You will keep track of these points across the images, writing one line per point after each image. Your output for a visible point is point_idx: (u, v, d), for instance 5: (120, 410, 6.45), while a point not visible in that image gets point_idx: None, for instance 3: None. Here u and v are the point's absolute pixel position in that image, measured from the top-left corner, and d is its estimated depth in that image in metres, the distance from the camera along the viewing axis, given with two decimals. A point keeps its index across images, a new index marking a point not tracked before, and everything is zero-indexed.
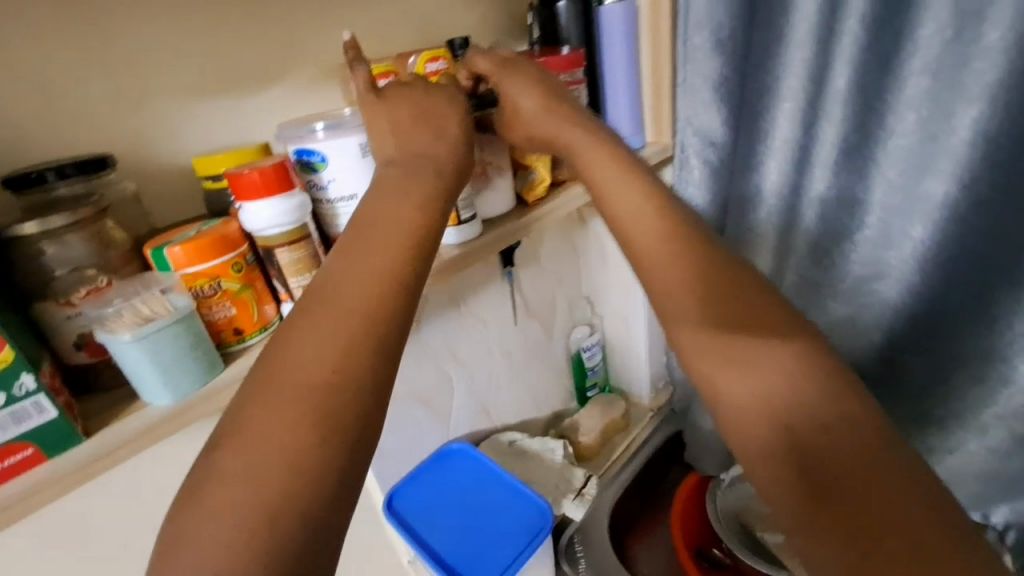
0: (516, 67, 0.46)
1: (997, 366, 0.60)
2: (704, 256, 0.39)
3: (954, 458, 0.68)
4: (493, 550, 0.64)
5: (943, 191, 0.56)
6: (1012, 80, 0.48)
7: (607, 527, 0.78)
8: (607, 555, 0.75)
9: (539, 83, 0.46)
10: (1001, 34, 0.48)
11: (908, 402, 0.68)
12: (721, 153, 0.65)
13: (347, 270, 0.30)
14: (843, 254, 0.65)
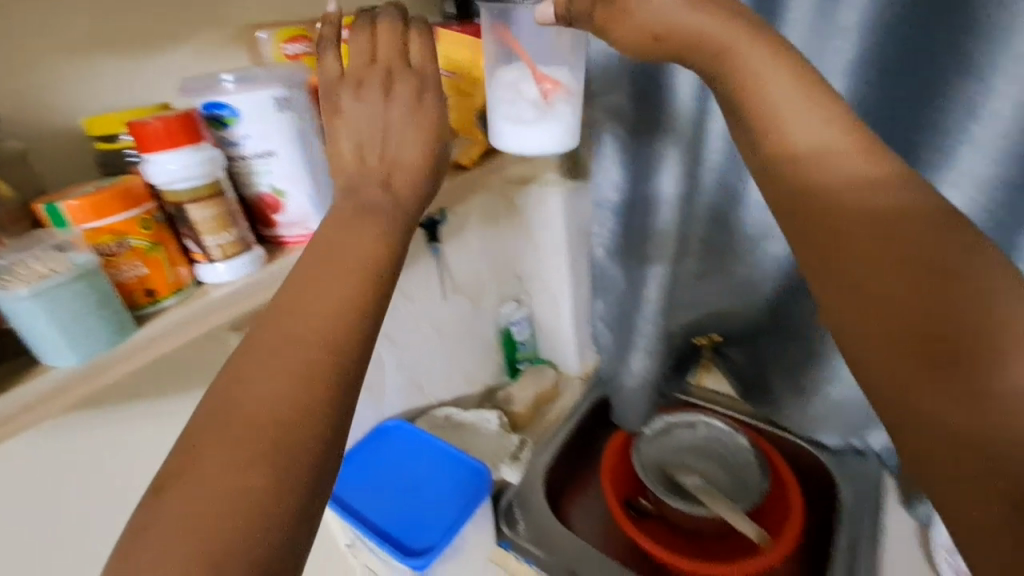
0: None
1: None
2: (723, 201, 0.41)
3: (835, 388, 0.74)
4: (429, 515, 0.65)
5: None
6: (865, 59, 0.55)
7: (541, 486, 0.82)
8: (542, 510, 0.79)
9: None
10: (855, 17, 0.53)
11: (798, 345, 0.76)
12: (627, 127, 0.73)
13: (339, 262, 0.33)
14: (737, 218, 0.73)
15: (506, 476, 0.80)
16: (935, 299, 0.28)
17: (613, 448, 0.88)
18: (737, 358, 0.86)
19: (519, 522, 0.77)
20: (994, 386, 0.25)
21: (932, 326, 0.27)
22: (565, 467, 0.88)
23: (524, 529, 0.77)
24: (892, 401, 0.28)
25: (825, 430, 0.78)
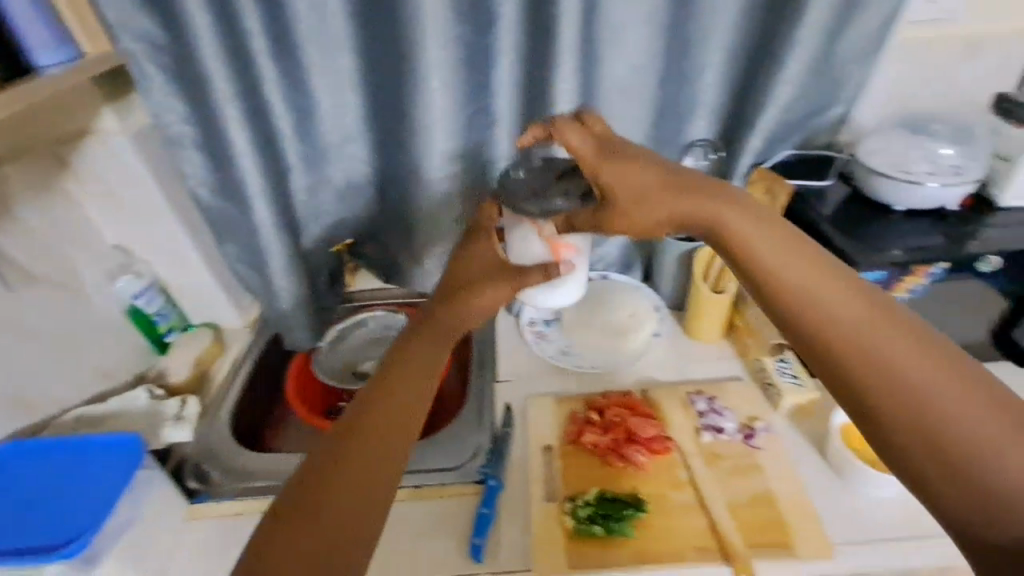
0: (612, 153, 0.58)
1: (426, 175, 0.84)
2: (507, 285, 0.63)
3: (439, 243, 0.92)
4: (70, 510, 0.65)
5: (348, 61, 0.78)
6: None
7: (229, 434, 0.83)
8: (231, 451, 0.80)
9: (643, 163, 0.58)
10: None
11: (399, 221, 0.91)
12: (169, 53, 0.73)
13: (386, 400, 0.56)
14: (315, 125, 0.83)
15: (174, 440, 0.73)
16: (884, 358, 0.49)
17: (294, 372, 0.95)
18: (372, 253, 0.98)
19: (211, 472, 0.77)
20: (926, 409, 0.47)
21: (881, 363, 0.49)
22: (254, 407, 0.92)
23: (218, 474, 0.77)
24: (864, 416, 0.50)
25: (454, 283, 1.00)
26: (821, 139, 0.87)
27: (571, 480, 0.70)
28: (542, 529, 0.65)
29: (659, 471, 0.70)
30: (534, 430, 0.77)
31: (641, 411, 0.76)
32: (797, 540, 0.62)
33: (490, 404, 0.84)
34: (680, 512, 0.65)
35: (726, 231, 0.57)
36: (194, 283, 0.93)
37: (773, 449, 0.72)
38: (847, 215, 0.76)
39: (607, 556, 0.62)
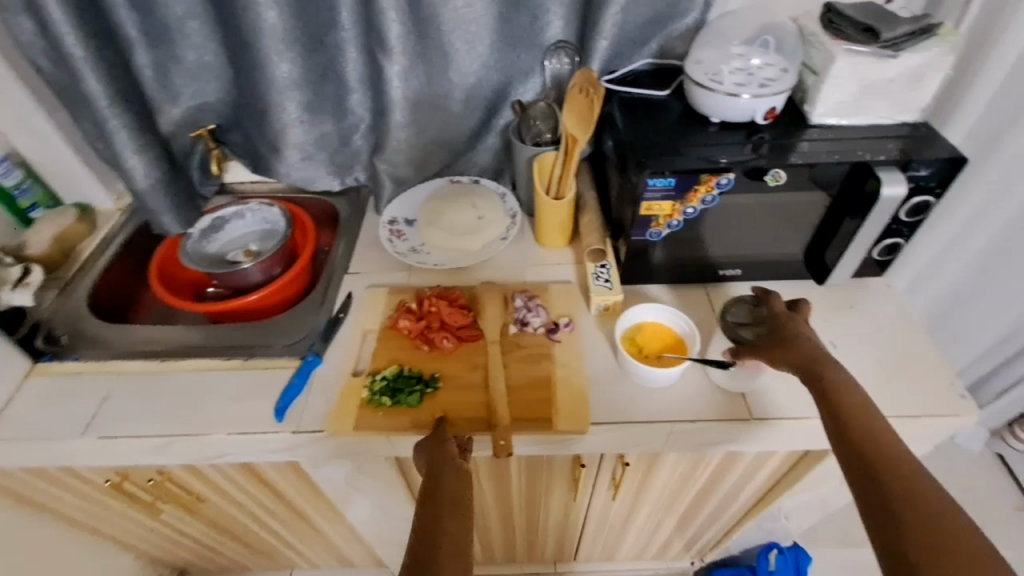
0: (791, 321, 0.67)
1: (264, 58, 0.83)
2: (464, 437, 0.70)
3: (291, 134, 0.92)
4: None
5: None
6: None
7: (87, 303, 0.90)
8: (84, 320, 0.87)
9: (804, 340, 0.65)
10: None
11: (251, 106, 0.92)
12: None
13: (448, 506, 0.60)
14: None
15: (18, 302, 0.81)
16: (928, 485, 0.50)
17: (162, 256, 1.00)
18: (239, 141, 1.00)
19: (62, 337, 0.85)
20: (954, 548, 0.46)
21: (917, 500, 0.50)
22: (123, 285, 0.98)
23: (69, 340, 0.85)
24: (886, 516, 0.50)
25: (322, 180, 1.00)
26: (678, 49, 0.87)
27: (379, 359, 0.78)
28: (343, 397, 0.74)
29: (461, 355, 0.78)
30: (362, 317, 0.84)
31: (458, 302, 0.82)
32: (558, 416, 0.71)
33: (334, 292, 0.90)
34: (464, 391, 0.75)
35: (823, 378, 0.61)
36: (57, 161, 0.94)
37: (570, 343, 0.79)
38: (670, 127, 0.77)
39: (391, 421, 0.72)
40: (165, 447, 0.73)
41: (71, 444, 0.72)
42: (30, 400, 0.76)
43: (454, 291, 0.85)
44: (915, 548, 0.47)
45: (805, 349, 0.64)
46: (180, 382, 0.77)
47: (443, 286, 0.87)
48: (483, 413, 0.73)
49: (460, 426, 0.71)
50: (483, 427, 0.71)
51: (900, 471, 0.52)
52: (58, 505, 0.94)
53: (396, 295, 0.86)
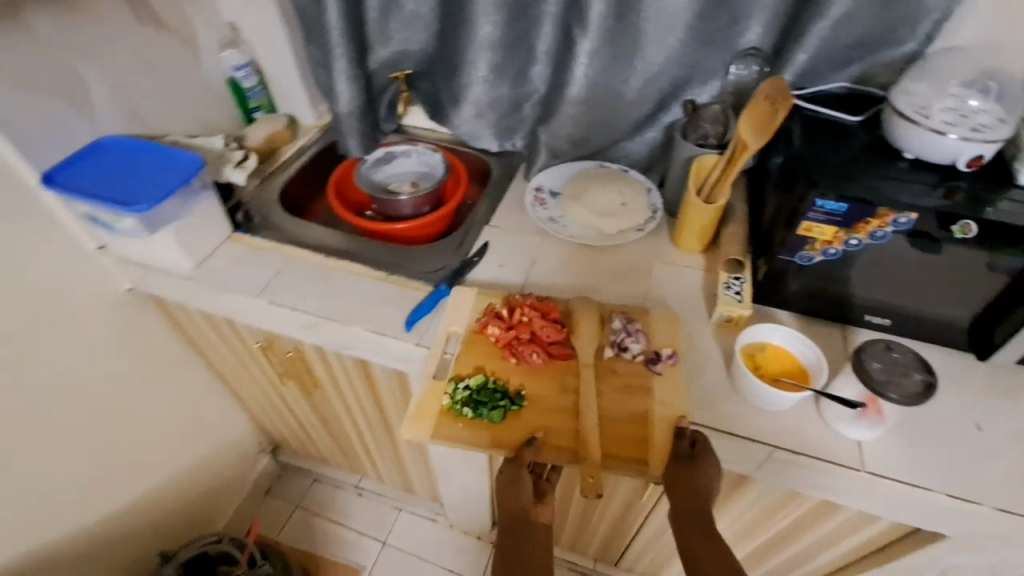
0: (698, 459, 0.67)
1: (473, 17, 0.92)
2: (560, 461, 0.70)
3: (473, 90, 1.01)
4: (148, 177, 0.82)
5: None
6: None
7: (278, 196, 1.07)
8: (274, 209, 1.03)
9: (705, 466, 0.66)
10: None
11: (448, 58, 1.02)
12: None
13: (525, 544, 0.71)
14: None
15: (235, 180, 0.97)
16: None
17: (340, 172, 1.15)
18: (426, 89, 1.11)
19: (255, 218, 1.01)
20: None
21: None
22: (304, 189, 1.14)
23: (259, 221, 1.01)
24: None
25: (485, 138, 1.08)
26: (880, 77, 0.82)
27: (462, 364, 0.77)
28: (423, 405, 0.74)
29: (552, 373, 0.77)
30: (450, 313, 0.82)
31: (551, 316, 0.80)
32: (653, 455, 0.69)
33: (473, 239, 0.98)
34: (553, 413, 0.73)
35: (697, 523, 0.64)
36: (284, 76, 1.12)
37: (672, 377, 0.74)
38: (854, 153, 0.73)
39: (471, 437, 0.71)
40: (311, 325, 0.86)
41: (247, 300, 0.87)
42: (223, 259, 0.92)
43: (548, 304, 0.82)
44: None
45: (710, 496, 0.64)
46: (335, 276, 0.90)
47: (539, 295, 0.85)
48: (572, 443, 0.70)
49: (551, 457, 0.70)
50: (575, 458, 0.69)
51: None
52: (211, 352, 1.13)
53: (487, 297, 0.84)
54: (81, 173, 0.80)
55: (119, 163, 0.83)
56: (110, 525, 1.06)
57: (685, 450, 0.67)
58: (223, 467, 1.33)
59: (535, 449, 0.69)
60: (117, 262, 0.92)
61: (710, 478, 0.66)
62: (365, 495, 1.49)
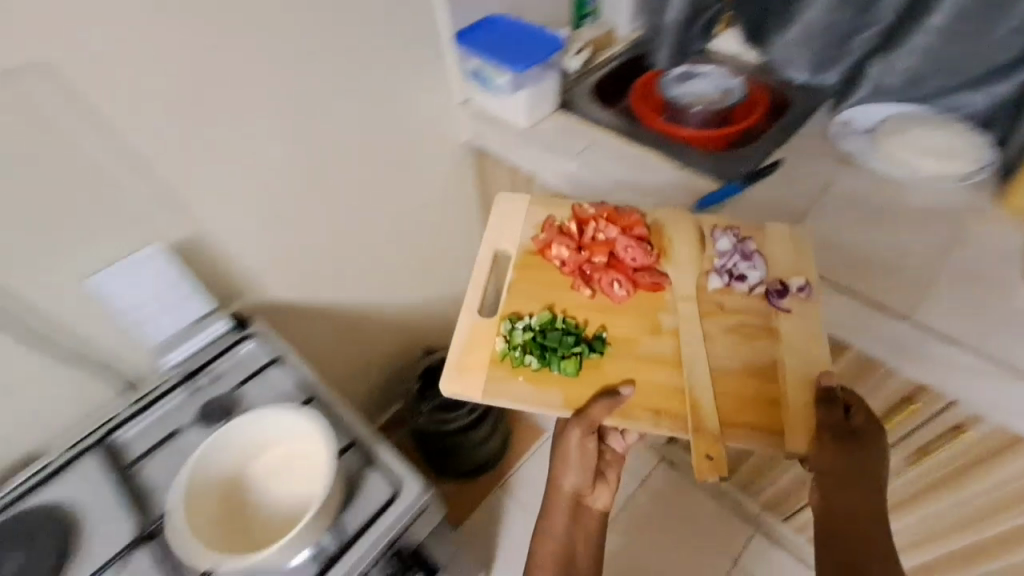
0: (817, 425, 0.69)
1: None
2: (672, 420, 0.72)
3: (811, 14, 1.06)
4: (526, 49, 1.06)
5: None
6: None
7: (589, 86, 1.22)
8: (585, 98, 1.19)
9: (833, 425, 0.69)
10: None
11: None
12: None
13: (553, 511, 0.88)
14: None
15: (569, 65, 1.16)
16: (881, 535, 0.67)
17: (643, 80, 1.26)
18: (750, 12, 1.19)
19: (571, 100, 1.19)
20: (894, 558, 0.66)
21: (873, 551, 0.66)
22: (609, 88, 1.25)
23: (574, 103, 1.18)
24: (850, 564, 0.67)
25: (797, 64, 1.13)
26: None
27: (519, 303, 0.82)
28: (473, 350, 0.80)
29: (633, 304, 0.81)
30: (505, 232, 0.88)
31: (632, 232, 0.85)
32: (790, 425, 0.70)
33: (766, 155, 1.04)
34: (641, 364, 0.76)
35: (833, 478, 0.69)
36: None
37: (801, 306, 0.78)
38: None
39: (536, 389, 0.76)
40: (612, 193, 1.01)
41: (562, 163, 1.06)
42: (547, 128, 1.11)
43: (625, 217, 0.86)
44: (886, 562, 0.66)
45: (852, 464, 0.68)
46: (637, 160, 1.04)
47: (609, 204, 0.88)
48: (667, 403, 0.73)
49: (646, 418, 0.72)
50: (672, 422, 0.72)
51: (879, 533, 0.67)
52: (494, 212, 1.38)
53: (538, 209, 0.90)
54: (481, 39, 1.06)
55: (503, 34, 1.08)
56: (399, 324, 1.38)
57: (843, 423, 0.69)
58: None
59: (614, 403, 0.73)
60: (471, 114, 1.16)
61: (870, 457, 0.69)
62: None
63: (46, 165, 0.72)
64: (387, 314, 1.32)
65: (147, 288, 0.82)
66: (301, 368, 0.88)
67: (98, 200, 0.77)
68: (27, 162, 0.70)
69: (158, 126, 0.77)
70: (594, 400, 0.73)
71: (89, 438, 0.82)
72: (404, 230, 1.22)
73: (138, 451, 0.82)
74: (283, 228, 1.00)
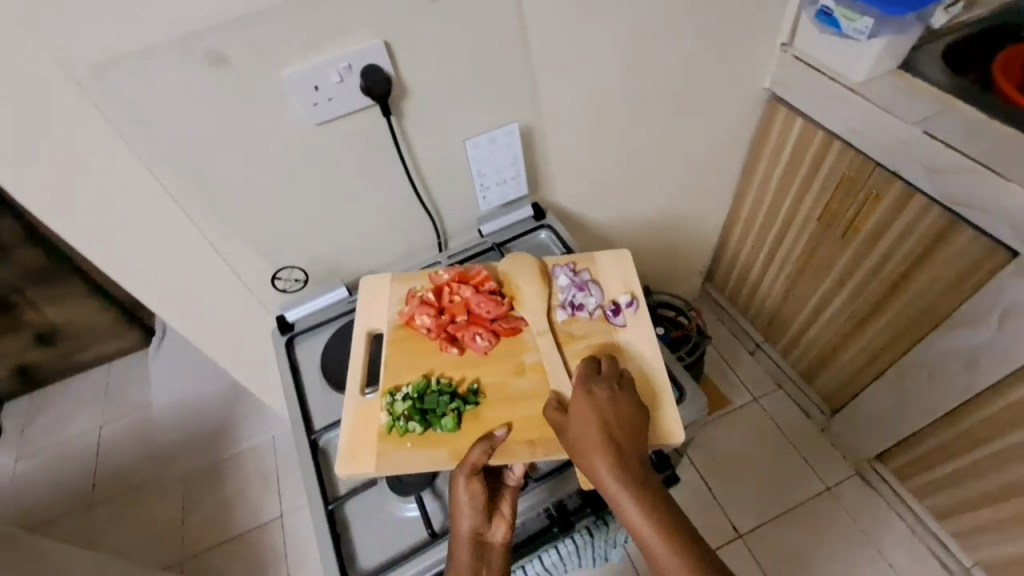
0: (582, 413, 0.67)
1: None
2: (532, 448, 0.69)
3: None
4: None
5: None
6: None
7: (943, 46, 1.07)
8: (936, 59, 1.06)
9: (591, 413, 0.67)
10: None
11: None
12: None
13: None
14: None
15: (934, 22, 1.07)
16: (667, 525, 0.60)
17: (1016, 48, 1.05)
18: None
19: (920, 58, 1.06)
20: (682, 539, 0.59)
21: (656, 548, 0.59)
22: (960, 50, 1.09)
23: (922, 61, 1.05)
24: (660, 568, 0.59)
25: None
26: None
27: (400, 373, 0.77)
28: (358, 428, 0.73)
29: (502, 354, 0.78)
30: (370, 308, 0.84)
31: (484, 289, 0.82)
32: None
33: None
34: (515, 398, 0.73)
35: (590, 465, 0.64)
36: None
37: (630, 321, 0.79)
38: None
39: (423, 450, 0.71)
40: (955, 168, 0.92)
41: (900, 125, 0.97)
42: (886, 85, 1.03)
43: (475, 273, 0.84)
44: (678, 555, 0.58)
45: (609, 433, 0.65)
46: (1000, 138, 0.91)
47: (460, 265, 0.86)
48: (542, 431, 0.71)
49: (521, 451, 0.69)
50: (550, 446, 0.69)
51: (679, 521, 0.61)
52: (762, 164, 1.35)
53: (400, 285, 0.86)
54: None
55: None
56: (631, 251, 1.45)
57: (606, 389, 0.69)
58: (683, 262, 1.65)
59: (490, 445, 0.68)
60: (790, 60, 1.12)
61: (588, 430, 0.66)
62: (756, 357, 1.74)
63: (475, 32, 0.79)
64: (630, 238, 1.39)
65: (500, 161, 0.95)
66: None
67: (493, 74, 0.85)
68: (467, 33, 0.79)
69: (556, 19, 0.85)
70: (474, 445, 0.69)
71: None
72: (681, 160, 1.26)
73: None
74: (596, 135, 1.07)
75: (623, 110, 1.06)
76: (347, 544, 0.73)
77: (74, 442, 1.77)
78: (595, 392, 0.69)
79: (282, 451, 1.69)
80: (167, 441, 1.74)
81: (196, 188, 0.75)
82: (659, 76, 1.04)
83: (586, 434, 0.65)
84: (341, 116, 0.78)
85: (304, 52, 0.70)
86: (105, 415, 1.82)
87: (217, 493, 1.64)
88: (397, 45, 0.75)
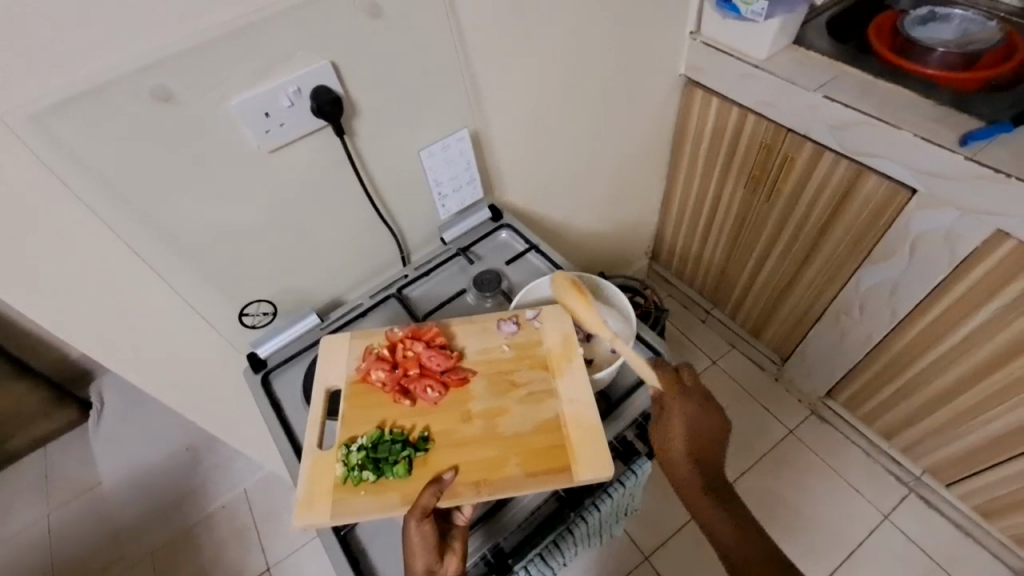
0: (672, 406, 0.75)
1: None
2: (480, 490, 0.68)
3: None
4: None
5: None
6: None
7: (824, 21, 1.22)
8: (822, 31, 1.19)
9: (683, 410, 0.74)
10: None
11: None
12: None
13: None
14: None
15: None
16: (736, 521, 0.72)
17: (886, 16, 1.21)
18: None
19: (808, 31, 1.19)
20: (750, 532, 0.71)
21: (728, 536, 0.71)
22: (839, 23, 1.24)
23: (811, 34, 1.19)
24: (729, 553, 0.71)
25: None
26: None
27: (357, 424, 0.74)
28: (315, 480, 0.70)
29: (449, 404, 0.76)
30: (326, 367, 0.80)
31: (436, 343, 0.81)
32: (577, 464, 0.70)
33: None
34: (463, 445, 0.72)
35: (672, 453, 0.74)
36: None
37: (571, 368, 0.78)
38: None
39: (377, 499, 0.68)
40: (854, 124, 1.05)
41: (803, 93, 1.09)
42: (785, 60, 1.15)
43: (427, 329, 0.83)
44: (743, 542, 0.70)
45: (691, 432, 0.73)
46: (886, 94, 1.05)
47: (415, 321, 0.85)
48: (490, 472, 0.69)
49: (468, 493, 0.68)
50: (496, 485, 0.68)
51: (744, 519, 0.72)
52: (687, 145, 1.45)
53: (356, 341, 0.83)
54: None
55: None
56: (582, 239, 1.51)
57: (689, 394, 0.75)
58: (631, 245, 1.74)
59: (439, 489, 0.67)
60: (700, 46, 1.23)
61: (673, 425, 0.74)
62: (708, 323, 1.86)
63: (418, 45, 0.81)
64: (580, 226, 1.45)
65: (454, 169, 0.98)
66: (555, 254, 1.00)
67: (440, 83, 0.88)
68: (410, 47, 0.81)
69: (491, 27, 0.89)
70: (424, 488, 0.67)
71: (391, 288, 0.99)
72: (616, 148, 1.34)
73: (427, 306, 0.97)
74: (538, 132, 1.12)
75: (560, 105, 1.11)
76: (367, 566, 0.72)
77: (17, 540, 1.60)
78: (685, 391, 0.75)
79: (255, 504, 1.60)
80: (125, 518, 1.60)
81: (150, 231, 0.73)
82: (588, 69, 1.11)
83: (672, 429, 0.74)
84: (285, 146, 0.77)
85: (252, 80, 0.70)
86: (50, 502, 1.65)
87: (193, 560, 1.53)
88: (344, 65, 0.76)
